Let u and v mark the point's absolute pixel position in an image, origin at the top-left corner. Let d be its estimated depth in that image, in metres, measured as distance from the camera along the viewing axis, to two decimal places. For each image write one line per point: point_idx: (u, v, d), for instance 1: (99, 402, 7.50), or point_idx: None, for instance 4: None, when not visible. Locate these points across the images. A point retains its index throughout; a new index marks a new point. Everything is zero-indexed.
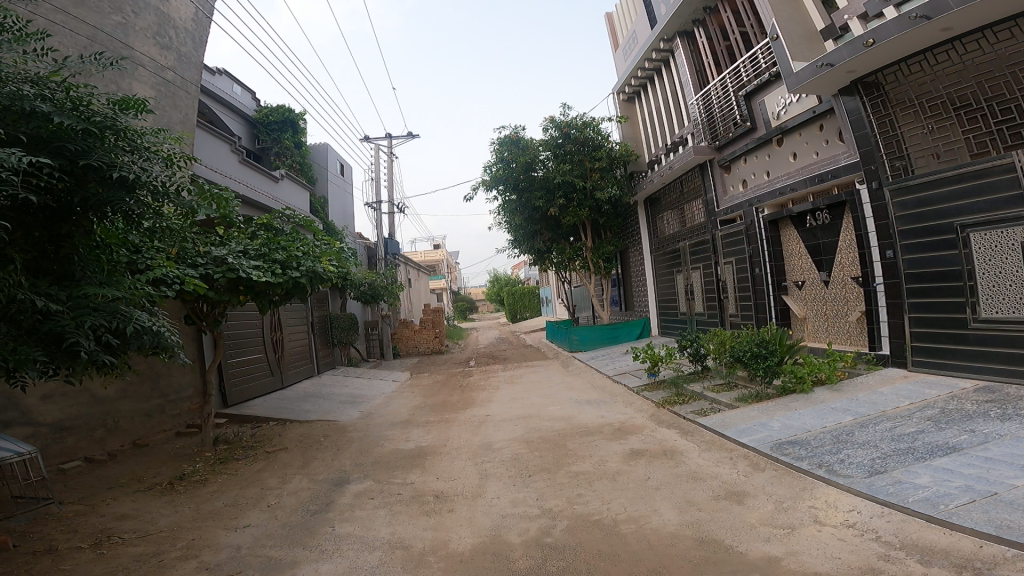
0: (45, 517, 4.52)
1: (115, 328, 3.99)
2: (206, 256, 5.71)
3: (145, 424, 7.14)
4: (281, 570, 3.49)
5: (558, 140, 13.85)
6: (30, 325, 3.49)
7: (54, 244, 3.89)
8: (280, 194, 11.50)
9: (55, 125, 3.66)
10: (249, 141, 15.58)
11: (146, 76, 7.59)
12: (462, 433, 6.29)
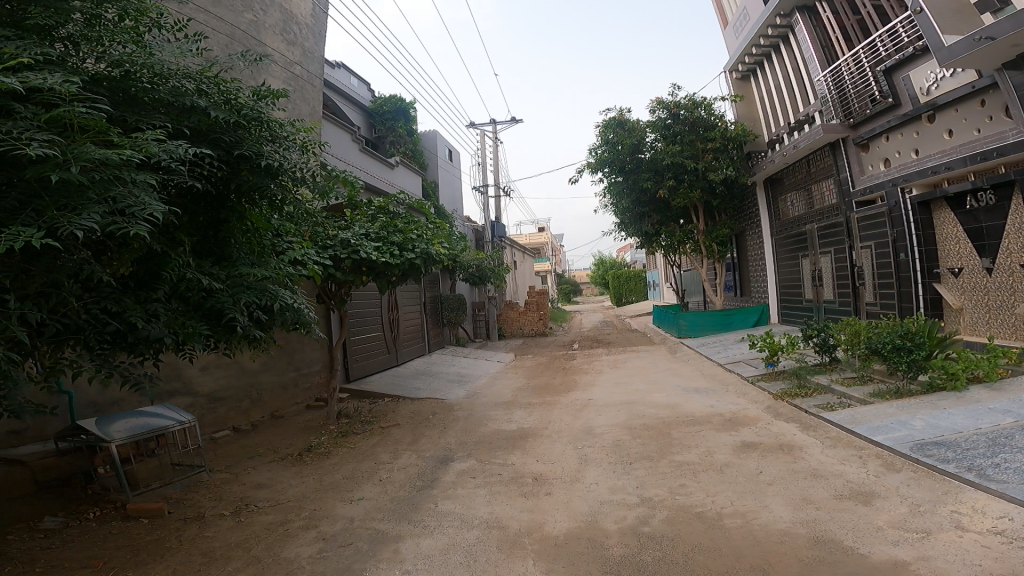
0: (197, 485, 5.09)
1: (264, 305, 4.53)
2: (335, 239, 6.05)
3: (282, 398, 7.78)
4: (385, 548, 3.67)
5: (667, 121, 13.33)
6: (196, 301, 4.07)
7: (214, 228, 4.41)
8: (395, 180, 12.05)
9: (212, 119, 4.09)
10: (367, 131, 16.54)
11: (277, 71, 8.20)
12: (563, 417, 6.22)
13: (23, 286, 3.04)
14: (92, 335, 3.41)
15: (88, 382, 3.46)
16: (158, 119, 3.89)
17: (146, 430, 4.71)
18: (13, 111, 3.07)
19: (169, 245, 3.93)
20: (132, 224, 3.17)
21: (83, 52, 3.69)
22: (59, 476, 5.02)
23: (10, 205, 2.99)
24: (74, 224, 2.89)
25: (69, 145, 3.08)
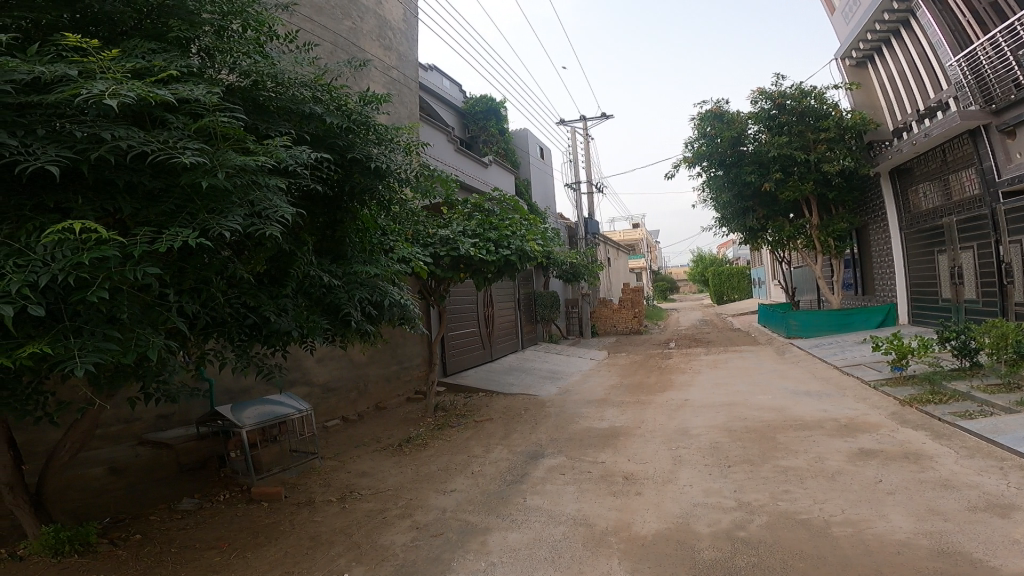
0: (311, 471, 5.40)
1: (375, 300, 4.95)
2: (435, 236, 6.21)
3: (386, 390, 8.11)
4: (474, 539, 3.68)
5: (772, 112, 12.53)
6: (318, 297, 4.54)
7: (330, 228, 4.78)
8: (489, 179, 12.28)
9: (327, 124, 4.38)
10: (462, 133, 16.90)
11: (378, 77, 8.65)
12: (657, 416, 5.97)
13: (179, 282, 3.39)
14: (234, 329, 3.88)
15: (232, 371, 4.03)
16: (283, 126, 4.21)
17: (271, 418, 5.06)
18: (167, 122, 3.43)
19: (295, 245, 4.29)
20: (268, 224, 3.50)
21: (217, 63, 4.00)
22: (198, 459, 5.33)
23: (168, 208, 3.35)
24: (222, 224, 3.23)
25: (214, 152, 3.41)
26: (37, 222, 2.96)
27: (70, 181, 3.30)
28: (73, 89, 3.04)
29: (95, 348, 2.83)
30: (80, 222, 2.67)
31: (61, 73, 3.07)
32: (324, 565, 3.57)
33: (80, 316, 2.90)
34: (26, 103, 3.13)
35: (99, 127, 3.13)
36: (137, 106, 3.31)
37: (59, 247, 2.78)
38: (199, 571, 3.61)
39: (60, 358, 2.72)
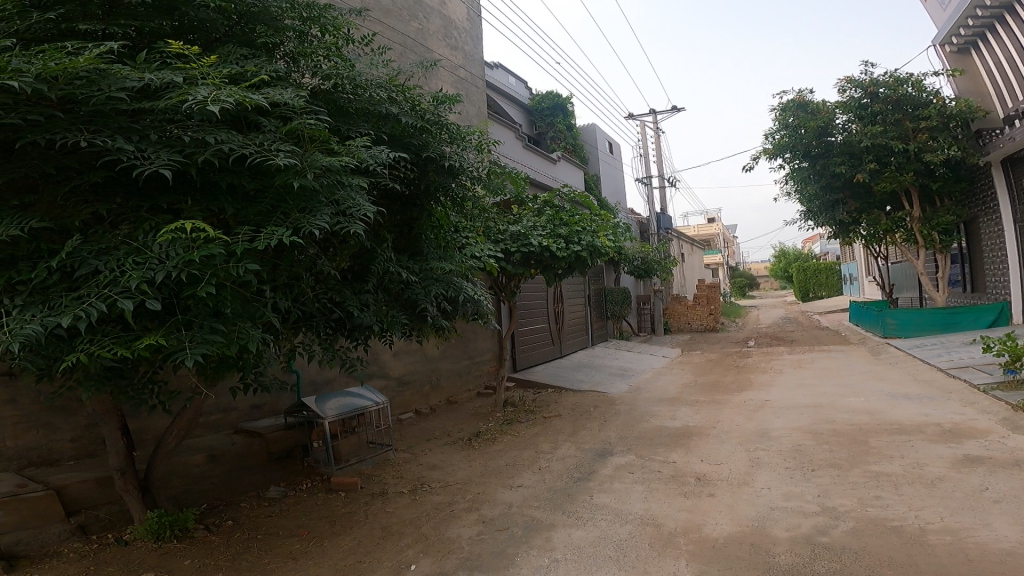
0: (385, 462, 5.54)
1: (450, 297, 5.18)
2: (505, 232, 6.23)
3: (457, 384, 8.19)
4: (538, 535, 3.62)
5: (863, 100, 11.74)
6: (396, 292, 4.71)
7: (407, 226, 4.92)
8: (558, 175, 12.25)
9: (402, 125, 4.49)
10: (530, 129, 16.84)
11: (446, 76, 8.84)
12: (734, 417, 5.66)
13: (274, 279, 3.59)
14: (320, 322, 4.13)
15: (317, 363, 4.25)
16: (363, 126, 4.33)
17: (351, 410, 5.21)
18: (261, 125, 3.62)
19: (376, 242, 4.44)
20: (352, 222, 3.65)
21: (301, 68, 4.17)
22: (283, 449, 5.41)
23: (263, 208, 3.55)
24: (313, 223, 3.39)
25: (303, 153, 3.58)
26: (152, 222, 3.19)
27: (180, 183, 3.53)
28: (180, 95, 3.25)
29: (203, 341, 3.03)
30: (191, 223, 2.88)
31: (168, 80, 3.28)
32: (393, 555, 3.62)
33: (189, 311, 3.13)
34: (138, 111, 3.37)
35: (202, 132, 3.35)
36: (234, 111, 3.51)
37: (171, 246, 3.02)
38: (280, 557, 3.72)
39: (173, 349, 2.95)
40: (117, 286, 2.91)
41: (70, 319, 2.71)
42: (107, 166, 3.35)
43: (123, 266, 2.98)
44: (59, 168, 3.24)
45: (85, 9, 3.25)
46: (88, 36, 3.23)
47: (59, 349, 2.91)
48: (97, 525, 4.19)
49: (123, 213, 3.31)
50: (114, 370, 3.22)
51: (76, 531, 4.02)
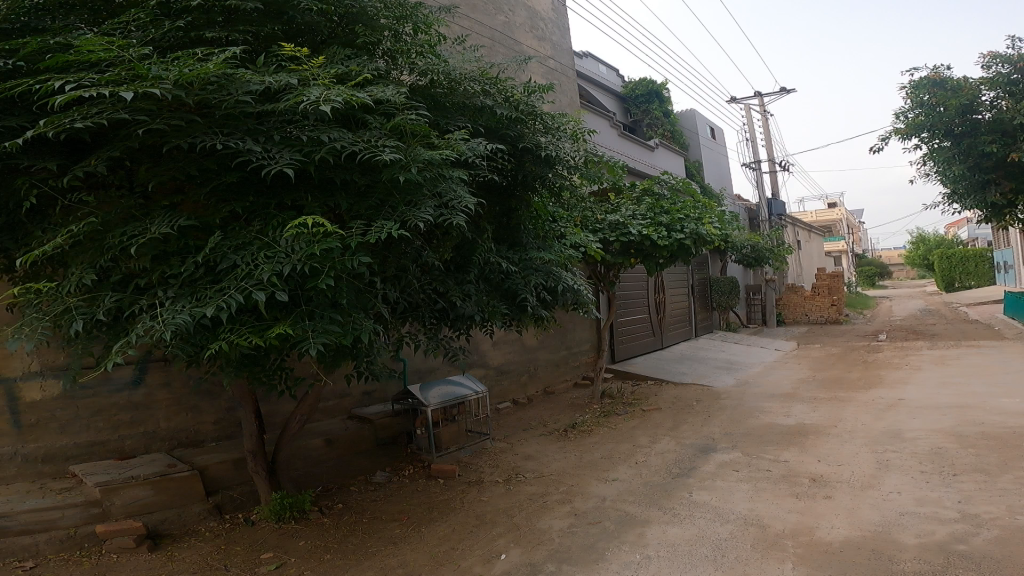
0: (483, 451, 5.59)
1: (549, 287, 4.96)
2: (603, 222, 6.07)
3: (555, 374, 8.07)
4: (631, 530, 3.41)
5: (1012, 76, 10.33)
6: (497, 282, 4.62)
7: (506, 217, 4.83)
8: (656, 163, 11.90)
9: (497, 116, 4.39)
10: (626, 117, 16.00)
11: (536, 67, 8.86)
12: (860, 416, 5.09)
13: (383, 270, 3.77)
14: (425, 312, 4.16)
15: (424, 352, 4.19)
16: (460, 120, 4.27)
17: (453, 399, 5.33)
18: (368, 123, 3.58)
19: (476, 233, 4.40)
20: (454, 214, 3.62)
21: (399, 65, 4.17)
22: (389, 435, 5.50)
23: (373, 203, 3.55)
24: (418, 216, 3.39)
25: (406, 148, 3.54)
26: (279, 218, 3.27)
27: (298, 181, 3.59)
28: (296, 97, 3.26)
29: (323, 330, 3.11)
30: (312, 217, 2.94)
31: (284, 83, 3.33)
32: (485, 545, 3.56)
33: (311, 301, 3.23)
34: (263, 112, 3.42)
35: (318, 131, 3.35)
36: (344, 109, 3.46)
37: (297, 241, 3.13)
38: (380, 541, 3.76)
39: (298, 338, 3.05)
40: (251, 279, 3.03)
41: (211, 310, 2.88)
42: (239, 167, 3.44)
43: (256, 260, 3.11)
44: (201, 170, 3.37)
45: (209, 16, 3.49)
46: (214, 42, 3.48)
47: (205, 338, 3.11)
48: (230, 504, 4.33)
49: (256, 211, 3.40)
50: (248, 358, 3.30)
51: (213, 511, 4.18)
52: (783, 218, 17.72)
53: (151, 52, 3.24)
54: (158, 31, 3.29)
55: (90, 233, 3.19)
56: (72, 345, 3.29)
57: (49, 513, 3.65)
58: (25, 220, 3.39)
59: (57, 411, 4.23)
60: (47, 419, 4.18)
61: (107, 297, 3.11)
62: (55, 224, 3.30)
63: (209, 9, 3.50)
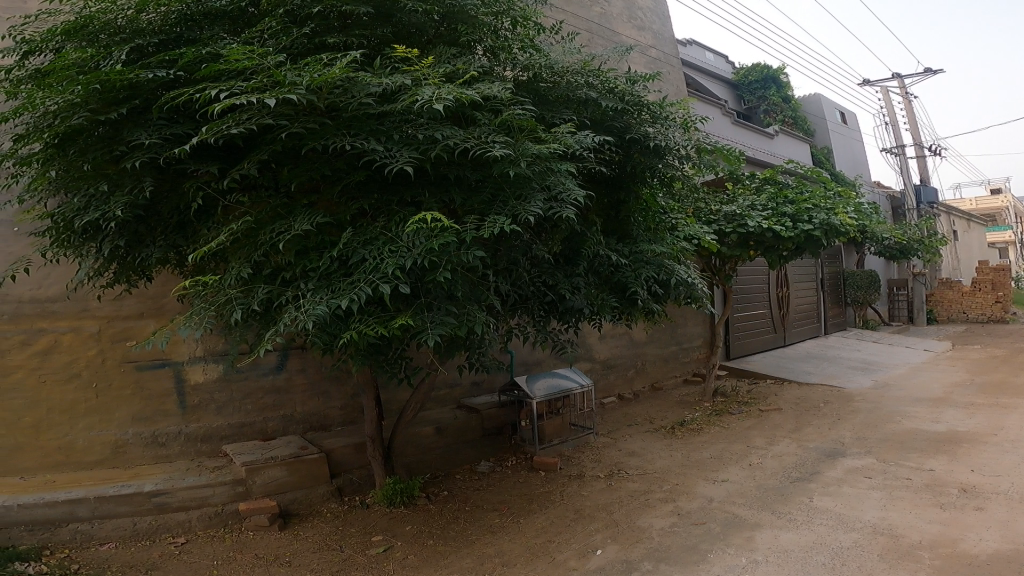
0: (584, 446, 5.56)
1: (661, 280, 4.75)
2: (718, 213, 5.87)
3: (664, 369, 7.87)
4: (744, 531, 3.36)
5: None
6: (607, 275, 4.52)
7: (615, 209, 4.75)
8: (776, 150, 11.24)
9: (602, 108, 4.36)
10: (737, 105, 14.96)
11: (637, 59, 8.66)
12: (1021, 425, 4.82)
13: (495, 262, 3.84)
14: (535, 304, 4.18)
15: (532, 345, 4.22)
16: (565, 114, 4.26)
17: (557, 392, 5.36)
18: (476, 119, 3.66)
19: (585, 226, 4.35)
20: (564, 207, 3.62)
21: (500, 63, 4.24)
22: (495, 425, 5.56)
23: (484, 198, 3.65)
24: (529, 210, 3.45)
25: (515, 143, 3.60)
26: (401, 213, 3.45)
27: (415, 177, 3.71)
28: (411, 97, 3.35)
29: (440, 322, 3.27)
30: (430, 213, 3.07)
31: (401, 84, 3.45)
32: (582, 539, 3.57)
33: (428, 293, 3.41)
34: (383, 112, 3.56)
35: (432, 129, 3.46)
36: (455, 107, 3.56)
37: (416, 236, 3.27)
38: (479, 530, 3.88)
39: (418, 329, 3.23)
40: (377, 272, 3.20)
41: (345, 302, 3.06)
42: (364, 166, 3.64)
43: (381, 254, 3.27)
44: (333, 170, 3.60)
45: (329, 23, 3.74)
46: (336, 46, 3.73)
47: (339, 327, 3.29)
48: (350, 487, 4.58)
49: (380, 208, 3.59)
50: (373, 347, 3.54)
51: (335, 493, 4.45)
52: (935, 206, 15.87)
53: (283, 59, 3.53)
54: (286, 41, 3.57)
55: (246, 230, 3.47)
56: (230, 333, 3.59)
57: (201, 491, 4.06)
58: (193, 220, 3.73)
59: (216, 394, 4.73)
60: (208, 400, 4.70)
61: (260, 288, 3.38)
62: (218, 224, 3.61)
63: (327, 16, 3.75)
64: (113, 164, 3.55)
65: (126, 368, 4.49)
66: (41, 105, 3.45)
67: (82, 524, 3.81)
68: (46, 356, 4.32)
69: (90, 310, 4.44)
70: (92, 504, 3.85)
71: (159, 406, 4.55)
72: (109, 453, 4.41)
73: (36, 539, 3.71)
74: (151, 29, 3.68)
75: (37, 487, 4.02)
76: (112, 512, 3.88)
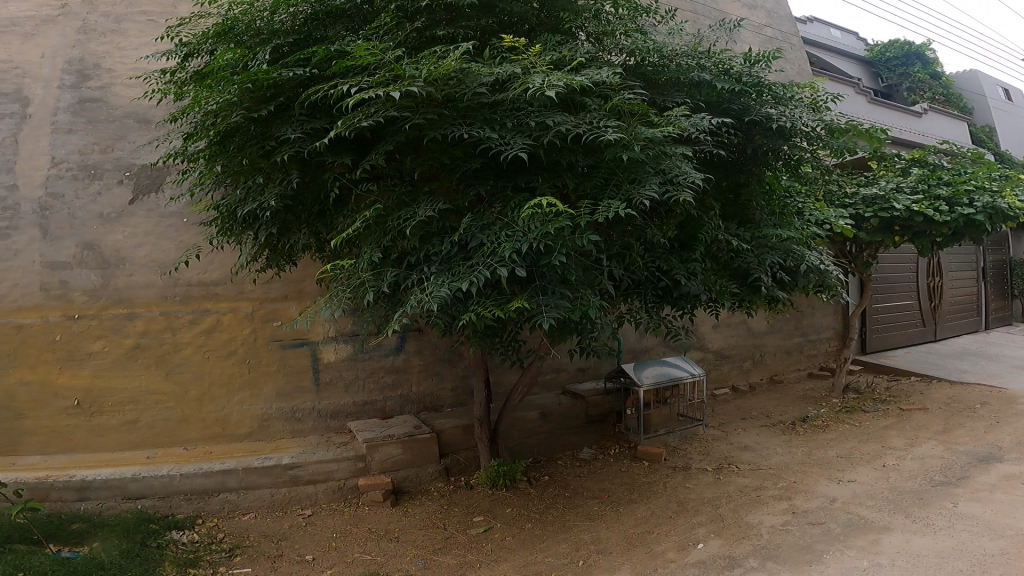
0: (692, 438, 5.48)
1: (788, 266, 4.44)
2: (856, 196, 5.57)
3: (785, 362, 7.56)
4: (872, 532, 3.44)
5: None
6: (726, 261, 4.31)
7: (735, 192, 4.55)
8: (925, 128, 10.30)
9: (717, 90, 4.22)
10: (875, 84, 13.86)
11: (751, 38, 8.19)
12: None
13: (608, 246, 3.80)
14: (648, 290, 4.08)
15: (645, 331, 4.06)
16: (679, 97, 4.15)
17: (666, 380, 5.27)
18: (586, 105, 3.64)
19: (702, 210, 4.18)
20: (680, 190, 3.50)
21: (606, 47, 4.19)
22: (600, 413, 5.56)
23: (597, 181, 3.59)
24: (644, 193, 3.36)
25: (627, 128, 3.55)
26: (516, 199, 3.49)
27: (526, 165, 3.75)
28: (523, 84, 3.38)
29: (554, 306, 3.29)
30: (547, 198, 3.10)
31: (512, 72, 3.48)
32: (682, 532, 3.70)
33: (543, 276, 3.45)
34: (495, 101, 3.63)
35: (544, 116, 3.48)
36: (565, 93, 3.57)
37: (531, 221, 3.30)
38: (578, 516, 4.05)
39: (534, 312, 3.27)
40: (495, 256, 3.26)
41: (465, 284, 3.17)
42: (481, 153, 3.73)
43: (498, 239, 3.34)
44: (452, 158, 3.72)
45: (437, 16, 3.85)
46: (446, 38, 3.85)
47: (459, 309, 3.43)
48: (457, 467, 4.82)
49: (496, 193, 3.66)
50: (490, 328, 3.64)
51: (443, 473, 4.74)
52: None
53: (401, 53, 3.69)
54: (401, 36, 3.73)
55: (376, 217, 3.70)
56: (363, 314, 3.86)
57: (328, 465, 4.51)
58: (331, 209, 4.08)
59: (344, 372, 5.22)
60: (337, 378, 5.21)
61: (389, 272, 3.59)
62: (352, 211, 3.91)
63: (435, 10, 3.86)
64: (265, 159, 3.98)
65: (272, 347, 5.06)
66: (204, 106, 3.90)
67: (230, 495, 4.37)
68: (209, 334, 4.95)
69: (246, 293, 5.04)
70: (239, 475, 4.38)
71: (299, 381, 5.11)
72: (255, 426, 5.00)
73: (193, 507, 4.28)
74: (285, 30, 4.03)
75: (199, 457, 4.64)
76: (254, 483, 4.41)
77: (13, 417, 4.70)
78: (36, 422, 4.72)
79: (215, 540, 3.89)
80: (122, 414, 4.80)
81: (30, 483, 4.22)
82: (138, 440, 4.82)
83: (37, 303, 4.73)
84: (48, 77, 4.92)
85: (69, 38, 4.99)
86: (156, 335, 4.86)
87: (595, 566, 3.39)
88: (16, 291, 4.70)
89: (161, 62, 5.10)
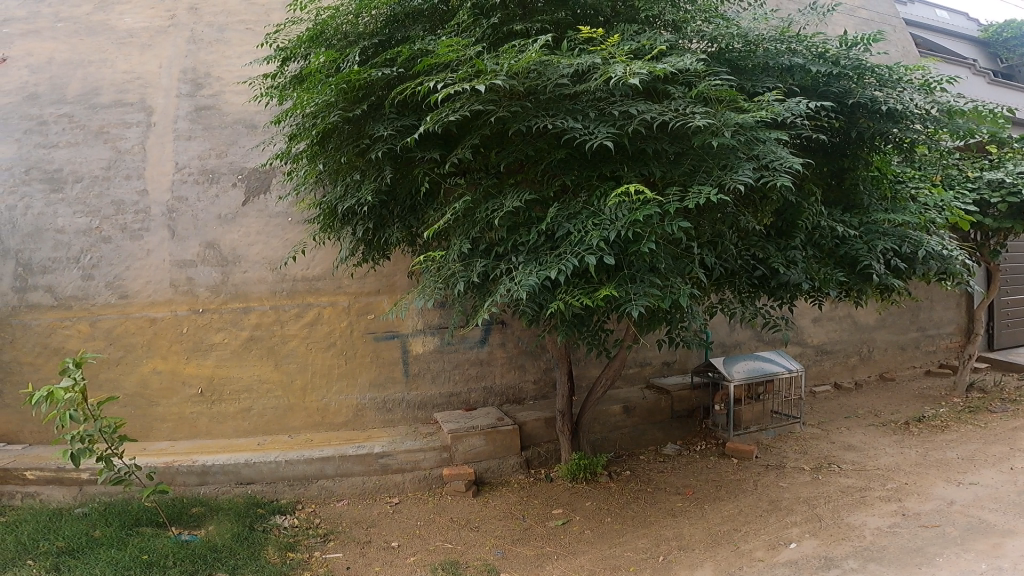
0: (788, 436, 5.25)
1: (903, 253, 4.09)
2: (980, 179, 5.40)
3: (898, 358, 7.03)
4: (997, 538, 3.20)
5: None
6: (830, 249, 4.03)
7: (838, 177, 4.27)
8: None
9: (812, 73, 4.02)
10: (992, 65, 12.42)
11: (845, 21, 7.79)
12: None
13: (698, 234, 3.62)
14: (742, 279, 3.91)
15: (740, 322, 3.92)
16: (770, 81, 3.96)
17: (760, 375, 5.07)
18: (670, 93, 3.54)
19: (802, 195, 3.94)
20: (777, 174, 3.33)
21: (687, 34, 4.07)
22: (686, 407, 5.44)
23: (686, 169, 3.48)
24: (737, 178, 3.22)
25: (715, 113, 3.43)
26: (602, 188, 3.45)
27: (610, 155, 3.68)
28: (604, 74, 3.33)
29: (646, 293, 3.21)
30: (633, 185, 3.04)
31: (592, 63, 3.45)
32: (774, 531, 3.57)
33: (631, 265, 3.36)
34: (576, 93, 3.61)
35: (628, 105, 3.43)
36: (648, 81, 3.49)
37: (618, 209, 3.24)
38: (660, 512, 4.00)
39: (623, 300, 3.20)
40: (583, 244, 3.24)
41: (554, 272, 3.17)
42: (565, 144, 3.70)
43: (584, 227, 3.31)
44: (535, 150, 3.72)
45: (511, 11, 3.86)
46: (522, 33, 3.86)
47: (547, 297, 3.44)
48: (538, 460, 4.95)
49: (580, 183, 3.62)
50: (577, 318, 3.62)
51: (523, 465, 4.88)
52: None
53: (481, 50, 3.74)
54: (479, 32, 3.76)
55: (464, 209, 3.78)
56: (453, 305, 3.98)
57: (416, 454, 4.74)
58: (421, 203, 4.24)
59: (432, 363, 5.47)
60: (427, 369, 5.46)
61: (478, 262, 3.66)
62: (442, 205, 4.04)
63: (511, 6, 3.88)
64: (360, 156, 4.19)
65: (367, 339, 5.37)
66: (305, 109, 4.12)
67: (327, 481, 4.68)
68: (313, 326, 5.32)
69: (344, 287, 5.37)
70: (337, 462, 4.69)
71: (389, 373, 5.40)
72: (351, 415, 5.34)
73: (295, 493, 4.62)
74: (369, 32, 4.19)
75: (301, 444, 5.01)
76: (349, 471, 4.71)
77: (147, 403, 5.27)
78: (166, 409, 5.27)
79: (312, 525, 4.19)
80: (238, 402, 5.27)
81: (158, 467, 4.66)
82: (251, 428, 5.28)
83: (166, 298, 5.25)
84: (167, 87, 5.43)
85: (181, 48, 5.50)
86: (267, 328, 5.29)
87: (676, 563, 3.36)
88: (149, 287, 5.25)
89: (261, 68, 5.51)
